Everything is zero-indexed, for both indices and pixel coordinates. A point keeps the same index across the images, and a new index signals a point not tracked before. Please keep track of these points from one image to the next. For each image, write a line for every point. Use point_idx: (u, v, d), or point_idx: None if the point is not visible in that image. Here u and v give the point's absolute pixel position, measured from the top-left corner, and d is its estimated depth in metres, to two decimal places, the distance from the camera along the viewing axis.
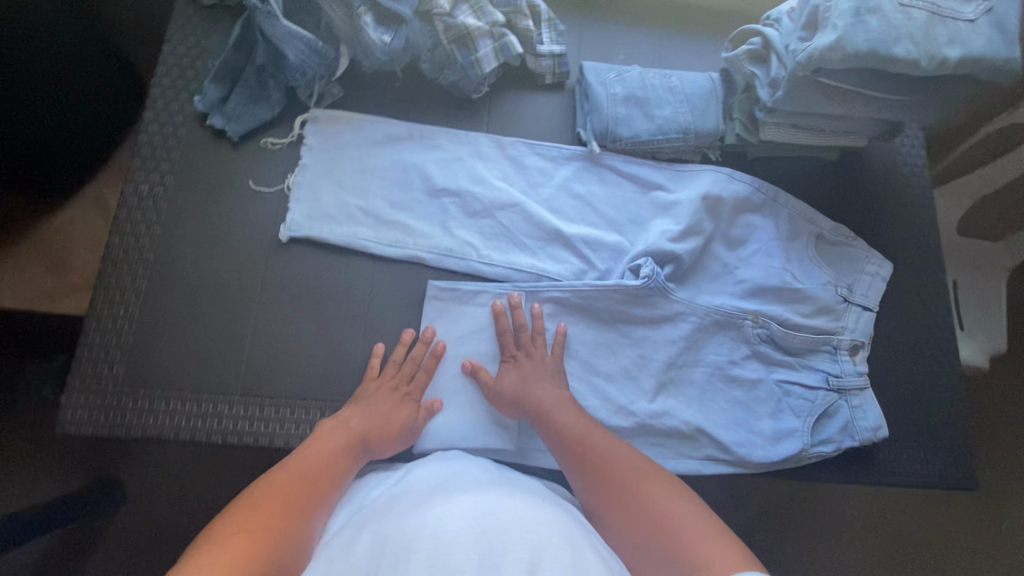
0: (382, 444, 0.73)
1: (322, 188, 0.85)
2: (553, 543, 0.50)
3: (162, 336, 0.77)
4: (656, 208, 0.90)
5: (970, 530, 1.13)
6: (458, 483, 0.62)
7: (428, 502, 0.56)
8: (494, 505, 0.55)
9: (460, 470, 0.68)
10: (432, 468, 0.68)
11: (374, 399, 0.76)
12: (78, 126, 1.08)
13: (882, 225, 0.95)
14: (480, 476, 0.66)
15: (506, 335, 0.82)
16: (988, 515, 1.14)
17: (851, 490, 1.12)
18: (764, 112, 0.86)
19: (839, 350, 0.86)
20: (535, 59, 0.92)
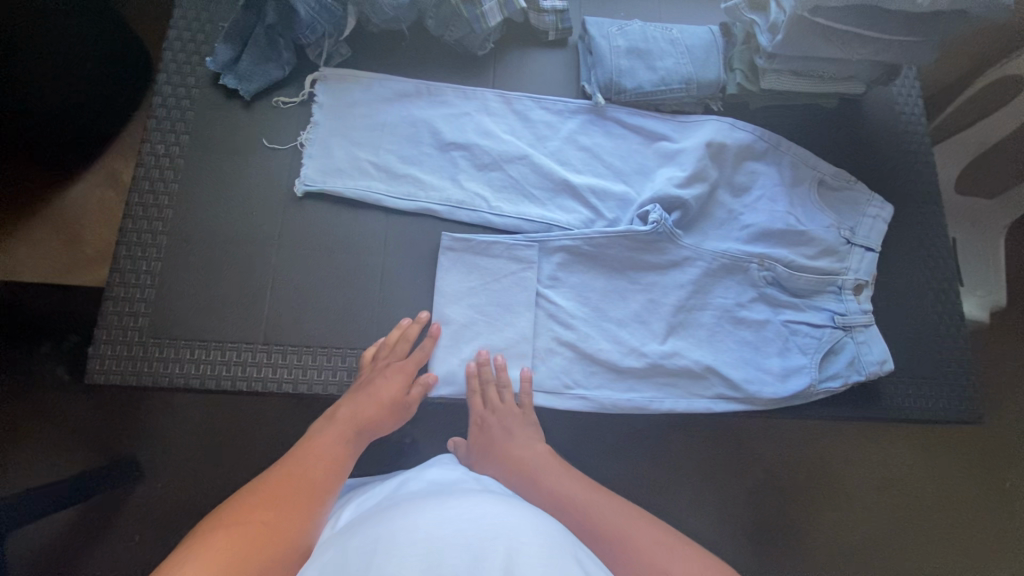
0: (376, 429, 0.77)
1: (334, 144, 0.87)
2: (537, 548, 0.51)
3: (182, 289, 0.80)
4: (661, 157, 0.92)
5: (971, 474, 1.17)
6: (446, 489, 0.64)
7: (426, 504, 0.59)
8: (486, 510, 0.57)
9: (449, 476, 0.70)
10: (425, 472, 0.71)
11: (366, 385, 0.77)
12: (92, 101, 1.09)
13: (883, 172, 0.97)
14: (468, 482, 0.68)
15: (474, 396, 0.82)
16: (987, 459, 1.18)
17: (853, 436, 1.15)
18: (765, 58, 0.88)
19: (843, 290, 0.88)
20: (538, 15, 0.93)
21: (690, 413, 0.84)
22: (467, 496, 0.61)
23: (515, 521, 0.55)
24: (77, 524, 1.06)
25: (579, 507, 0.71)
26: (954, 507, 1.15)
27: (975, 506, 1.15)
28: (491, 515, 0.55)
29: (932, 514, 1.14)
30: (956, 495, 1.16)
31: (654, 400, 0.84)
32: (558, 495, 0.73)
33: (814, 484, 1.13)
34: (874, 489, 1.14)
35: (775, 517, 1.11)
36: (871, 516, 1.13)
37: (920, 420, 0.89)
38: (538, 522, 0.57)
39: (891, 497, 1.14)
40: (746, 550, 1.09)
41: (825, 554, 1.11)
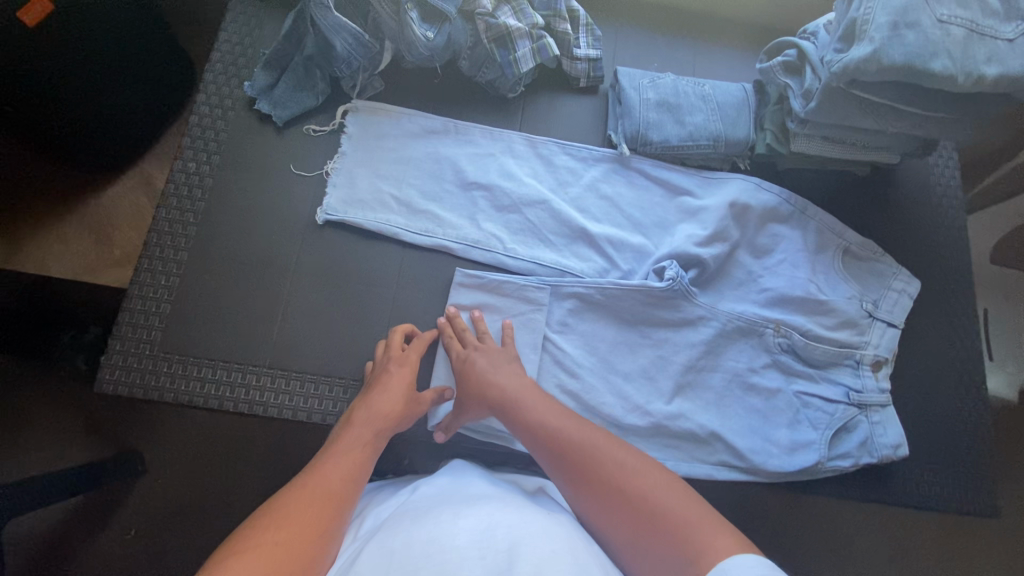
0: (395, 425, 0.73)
1: (359, 176, 0.88)
2: (553, 553, 0.51)
3: (197, 307, 0.81)
4: (682, 213, 0.91)
5: (987, 564, 1.11)
6: (459, 495, 0.64)
7: (433, 516, 0.58)
8: (494, 521, 0.56)
9: (459, 479, 0.69)
10: (439, 482, 0.68)
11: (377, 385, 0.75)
12: (136, 105, 1.12)
13: (911, 244, 0.95)
14: (480, 486, 0.67)
15: (452, 346, 0.81)
16: (1005, 549, 1.12)
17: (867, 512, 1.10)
18: (796, 123, 0.87)
19: (861, 365, 0.85)
20: (570, 62, 0.94)
21: (691, 479, 0.82)
22: (473, 505, 0.60)
23: (533, 532, 0.55)
24: (71, 519, 1.08)
25: (549, 434, 0.67)
26: None
27: None
28: (506, 526, 0.55)
29: None
30: None
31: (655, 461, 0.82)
32: (529, 424, 0.70)
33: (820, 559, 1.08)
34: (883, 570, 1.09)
35: None
36: None
37: (933, 508, 0.85)
38: (556, 529, 0.57)
39: None
40: None
41: None
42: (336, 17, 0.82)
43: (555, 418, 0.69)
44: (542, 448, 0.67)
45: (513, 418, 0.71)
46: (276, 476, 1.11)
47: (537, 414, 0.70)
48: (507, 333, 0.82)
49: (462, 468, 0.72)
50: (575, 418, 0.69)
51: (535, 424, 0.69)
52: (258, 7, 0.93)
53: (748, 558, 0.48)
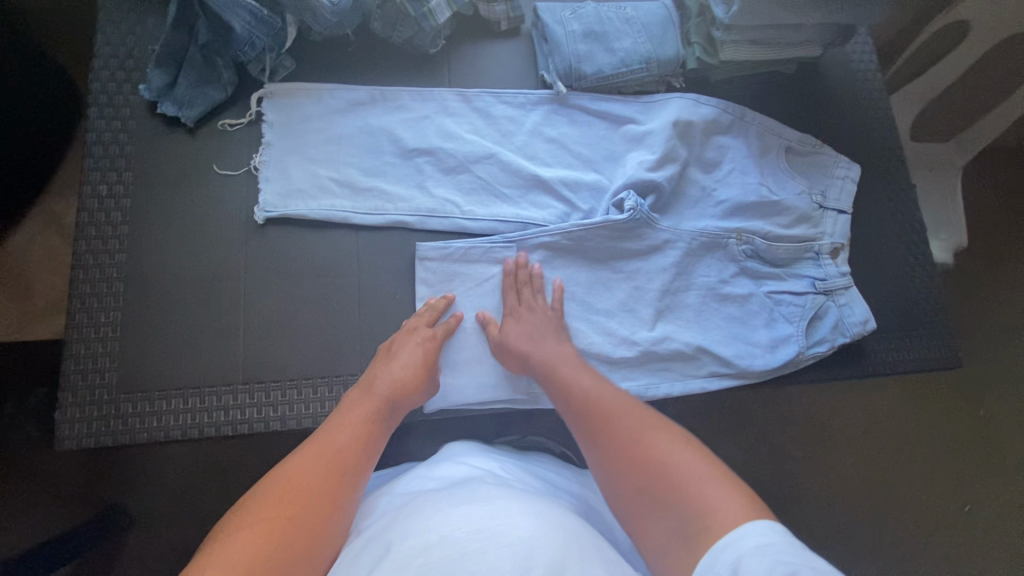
0: (412, 397, 0.72)
1: (291, 165, 0.82)
2: (563, 545, 0.51)
3: (148, 339, 0.75)
4: (629, 141, 0.91)
5: (926, 408, 1.29)
6: (464, 485, 0.61)
7: (436, 502, 0.56)
8: (502, 505, 0.55)
9: (467, 468, 0.67)
10: (442, 468, 0.67)
11: (395, 351, 0.75)
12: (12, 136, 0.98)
13: (846, 131, 0.98)
14: (487, 474, 0.66)
15: (509, 294, 0.82)
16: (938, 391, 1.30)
17: (815, 390, 1.27)
18: (722, 30, 0.87)
19: (821, 255, 0.89)
20: (487, 5, 0.90)
21: (686, 395, 0.84)
22: (479, 490, 0.59)
23: (540, 520, 0.53)
24: None
25: (582, 402, 0.71)
26: (912, 439, 1.27)
27: (929, 434, 1.28)
28: (516, 515, 0.53)
29: (893, 447, 1.27)
30: (912, 426, 1.28)
31: (650, 386, 0.83)
32: (565, 389, 0.73)
33: (787, 440, 1.24)
34: (838, 433, 1.26)
35: (753, 472, 1.21)
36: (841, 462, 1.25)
37: (906, 370, 0.91)
38: (562, 519, 0.55)
39: (855, 439, 1.26)
40: None
41: (806, 502, 1.22)
42: None
43: (590, 385, 0.72)
44: (575, 416, 0.70)
45: (552, 382, 0.74)
46: None
47: (574, 379, 0.73)
48: (558, 292, 0.82)
49: (473, 452, 0.72)
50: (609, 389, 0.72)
51: (569, 392, 0.72)
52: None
53: (759, 526, 0.51)
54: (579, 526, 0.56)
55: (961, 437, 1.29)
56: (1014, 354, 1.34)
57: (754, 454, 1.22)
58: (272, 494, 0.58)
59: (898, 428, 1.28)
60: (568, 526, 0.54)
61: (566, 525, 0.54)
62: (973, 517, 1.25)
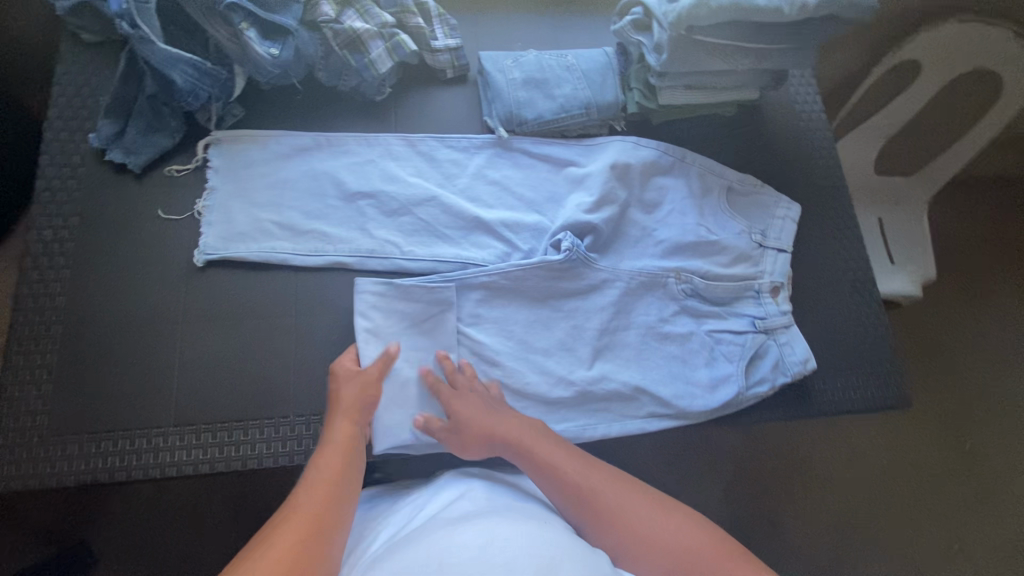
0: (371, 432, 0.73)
1: (234, 209, 0.84)
2: (558, 559, 0.51)
3: (79, 382, 0.76)
4: (570, 183, 0.93)
5: (897, 444, 1.26)
6: (460, 512, 0.62)
7: (431, 531, 0.56)
8: (495, 528, 0.55)
9: (460, 494, 0.68)
10: (438, 498, 0.68)
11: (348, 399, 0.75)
12: None
13: (789, 170, 1.00)
14: (480, 498, 0.66)
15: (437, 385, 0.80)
16: (909, 427, 1.28)
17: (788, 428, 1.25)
18: (656, 77, 0.89)
19: (761, 293, 0.90)
20: (432, 55, 0.94)
21: (626, 436, 0.83)
22: (470, 517, 0.59)
23: (532, 538, 0.54)
24: None
25: (590, 500, 0.67)
26: (883, 475, 1.25)
27: (903, 468, 1.25)
28: (513, 532, 0.54)
29: (864, 484, 1.24)
30: (883, 460, 1.25)
31: (588, 427, 0.83)
32: (558, 479, 0.69)
33: (756, 476, 1.21)
34: (808, 470, 1.23)
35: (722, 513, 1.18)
36: (812, 498, 1.21)
37: (854, 410, 0.90)
38: (553, 533, 0.57)
39: (826, 476, 1.23)
40: None
41: (777, 541, 1.18)
42: (166, 50, 0.77)
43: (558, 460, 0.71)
44: (579, 512, 0.67)
45: (534, 463, 0.72)
46: (230, 533, 1.03)
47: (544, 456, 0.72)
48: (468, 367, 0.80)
49: (459, 479, 0.72)
50: (600, 471, 0.70)
51: (569, 484, 0.69)
52: (90, 53, 0.88)
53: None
54: (573, 539, 0.57)
55: (936, 475, 1.25)
56: (987, 388, 1.32)
57: (723, 495, 1.19)
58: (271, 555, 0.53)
59: (872, 467, 1.25)
60: (565, 542, 0.55)
61: (560, 540, 0.55)
62: (952, 557, 1.20)
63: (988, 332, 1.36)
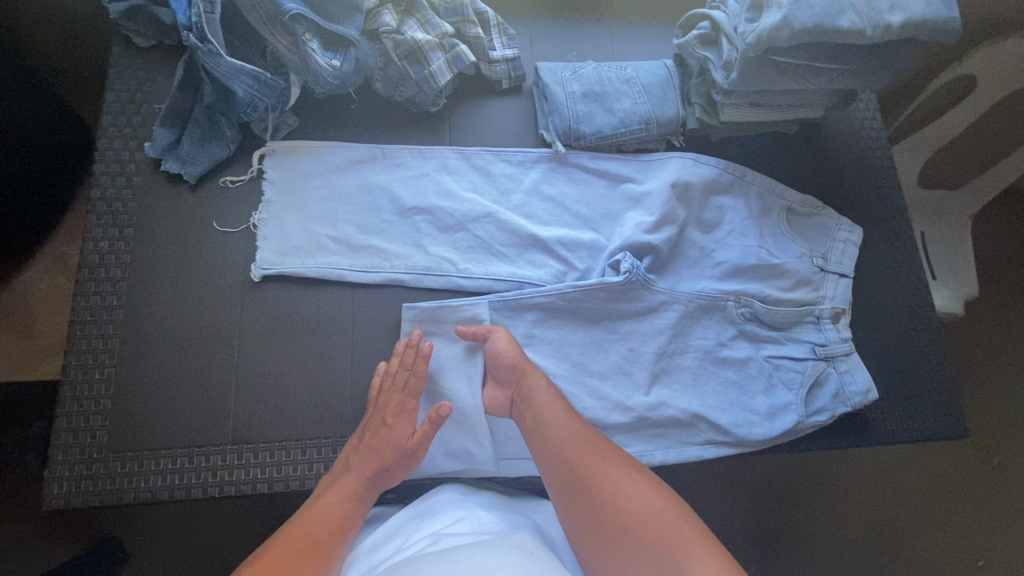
0: (390, 475, 0.72)
1: (289, 222, 0.83)
2: None
3: (137, 397, 0.75)
4: (627, 201, 0.91)
5: (946, 465, 1.24)
6: (447, 544, 0.58)
7: (420, 564, 0.54)
8: (490, 565, 0.52)
9: (452, 522, 0.64)
10: (431, 524, 0.65)
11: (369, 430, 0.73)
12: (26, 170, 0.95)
13: (849, 190, 0.97)
14: (475, 529, 0.63)
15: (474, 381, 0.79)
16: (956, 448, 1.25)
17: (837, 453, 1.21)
18: (722, 94, 0.87)
19: (822, 319, 0.88)
20: (489, 65, 0.91)
21: (682, 463, 0.82)
22: (465, 548, 0.56)
23: None
24: None
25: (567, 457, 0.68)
26: (929, 496, 1.22)
27: (948, 490, 1.22)
28: (493, 571, 0.51)
29: (910, 505, 1.21)
30: (928, 482, 1.23)
31: (644, 453, 0.82)
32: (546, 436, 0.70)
33: (801, 495, 1.18)
34: (852, 490, 1.20)
35: (765, 533, 1.15)
36: (855, 521, 1.19)
37: (912, 441, 0.88)
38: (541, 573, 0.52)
39: (870, 497, 1.20)
40: (751, 569, 1.13)
41: (820, 560, 1.16)
42: (231, 62, 0.76)
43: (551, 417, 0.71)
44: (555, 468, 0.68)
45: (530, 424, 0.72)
46: None
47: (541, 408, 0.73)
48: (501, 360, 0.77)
49: (458, 501, 0.69)
50: (582, 430, 0.70)
51: (554, 444, 0.69)
52: (142, 58, 0.86)
53: None
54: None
55: (982, 500, 1.22)
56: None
57: (767, 515, 1.16)
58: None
59: (917, 490, 1.22)
60: None
61: None
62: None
63: None
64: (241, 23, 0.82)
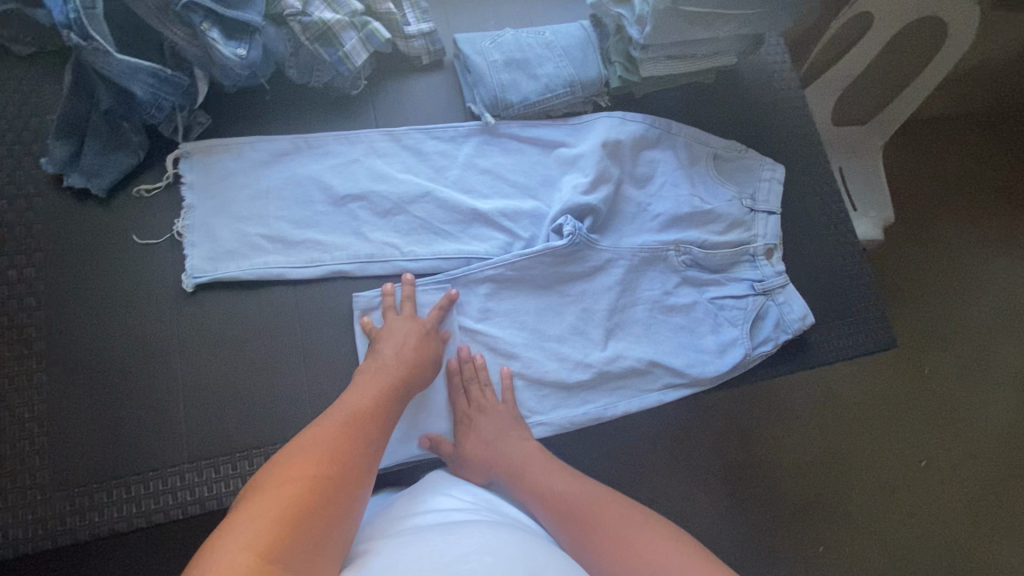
0: (420, 372, 0.75)
1: (218, 225, 0.79)
2: (554, 569, 0.51)
3: (79, 428, 0.71)
4: (562, 165, 0.92)
5: (882, 377, 1.34)
6: (447, 519, 0.59)
7: (427, 529, 0.56)
8: (496, 533, 0.55)
9: (453, 497, 0.67)
10: (433, 495, 0.67)
11: (392, 331, 0.77)
12: None
13: (768, 132, 1.02)
14: (473, 506, 0.65)
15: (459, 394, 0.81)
16: (894, 360, 1.35)
17: (785, 380, 1.30)
18: (639, 50, 0.88)
19: (756, 257, 0.92)
20: (405, 42, 0.89)
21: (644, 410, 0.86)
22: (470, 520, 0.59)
23: (531, 549, 0.53)
24: None
25: (569, 515, 0.67)
26: (872, 408, 1.32)
27: (888, 400, 1.33)
28: (495, 543, 0.52)
29: (855, 418, 1.31)
30: (869, 395, 1.32)
31: (609, 407, 0.85)
32: (545, 498, 0.70)
33: (757, 425, 1.26)
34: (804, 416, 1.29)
35: (730, 466, 1.22)
36: (809, 440, 1.27)
37: (848, 358, 0.95)
38: (536, 549, 0.54)
39: (818, 416, 1.29)
40: (721, 501, 1.19)
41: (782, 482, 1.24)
42: (124, 60, 0.71)
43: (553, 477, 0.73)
44: (563, 528, 0.66)
45: (522, 489, 0.72)
46: None
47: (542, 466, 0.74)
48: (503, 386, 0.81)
49: (453, 483, 0.71)
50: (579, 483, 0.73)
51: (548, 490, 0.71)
52: (24, 69, 0.80)
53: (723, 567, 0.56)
54: (552, 552, 0.54)
55: (918, 404, 1.33)
56: (961, 315, 1.40)
57: (730, 450, 1.23)
58: (277, 479, 0.53)
59: (860, 403, 1.32)
60: (553, 554, 0.54)
61: (545, 550, 0.54)
62: (942, 477, 1.29)
63: (958, 261, 1.43)
64: (130, 19, 0.76)
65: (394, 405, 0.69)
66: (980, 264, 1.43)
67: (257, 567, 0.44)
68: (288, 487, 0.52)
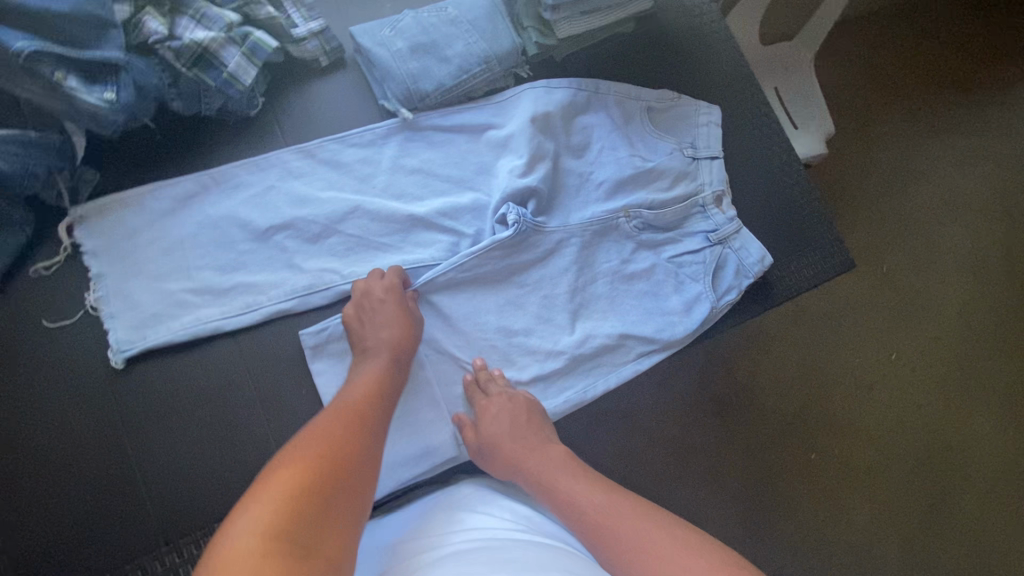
0: (409, 347, 0.74)
1: (134, 290, 0.72)
2: None
3: (35, 537, 0.67)
4: (494, 148, 0.86)
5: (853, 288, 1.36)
6: (482, 543, 0.59)
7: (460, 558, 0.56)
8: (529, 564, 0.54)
9: (486, 514, 0.66)
10: (466, 513, 0.67)
11: (373, 309, 0.74)
12: None
13: (699, 72, 0.98)
14: (508, 523, 0.65)
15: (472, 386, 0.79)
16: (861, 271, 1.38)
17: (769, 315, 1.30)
18: (549, 11, 0.83)
19: (707, 207, 0.90)
20: (297, 46, 0.81)
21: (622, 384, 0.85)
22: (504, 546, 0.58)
23: None
24: None
25: (587, 515, 0.65)
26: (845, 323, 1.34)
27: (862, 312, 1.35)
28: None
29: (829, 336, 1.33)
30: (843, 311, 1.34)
31: (587, 389, 0.84)
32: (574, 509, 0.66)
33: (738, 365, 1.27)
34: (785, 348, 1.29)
35: None
36: (796, 367, 1.28)
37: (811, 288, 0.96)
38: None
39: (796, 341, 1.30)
40: None
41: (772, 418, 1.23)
42: None
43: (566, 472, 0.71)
44: (585, 533, 0.64)
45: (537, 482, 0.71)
46: None
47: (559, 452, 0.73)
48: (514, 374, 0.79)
49: (485, 497, 0.71)
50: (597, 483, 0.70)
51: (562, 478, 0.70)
52: None
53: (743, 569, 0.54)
54: None
55: (887, 309, 1.36)
56: (914, 212, 1.42)
57: None
58: (276, 470, 0.53)
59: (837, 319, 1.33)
60: None
61: None
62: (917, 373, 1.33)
63: (904, 161, 1.44)
64: None
65: (389, 389, 0.69)
66: (925, 159, 1.45)
67: (264, 545, 0.45)
68: (287, 479, 0.52)
